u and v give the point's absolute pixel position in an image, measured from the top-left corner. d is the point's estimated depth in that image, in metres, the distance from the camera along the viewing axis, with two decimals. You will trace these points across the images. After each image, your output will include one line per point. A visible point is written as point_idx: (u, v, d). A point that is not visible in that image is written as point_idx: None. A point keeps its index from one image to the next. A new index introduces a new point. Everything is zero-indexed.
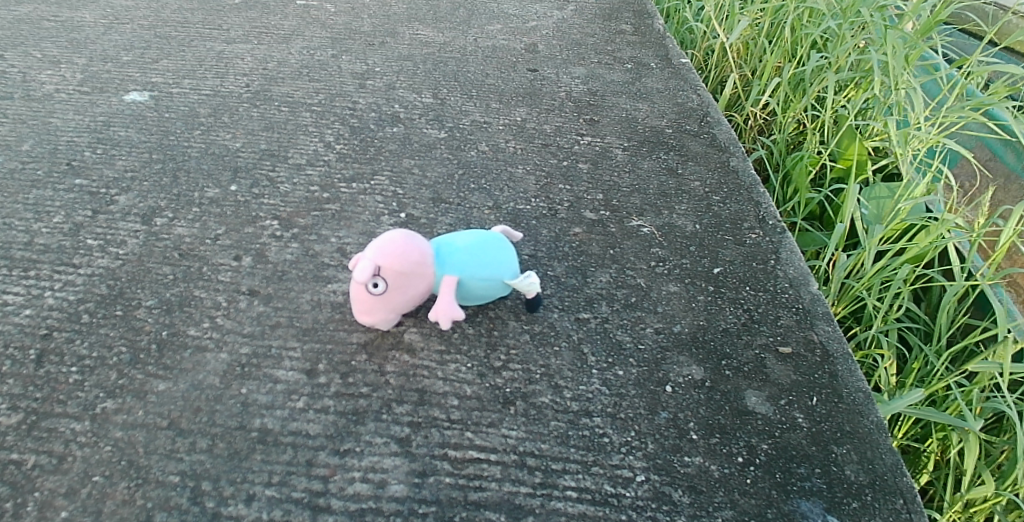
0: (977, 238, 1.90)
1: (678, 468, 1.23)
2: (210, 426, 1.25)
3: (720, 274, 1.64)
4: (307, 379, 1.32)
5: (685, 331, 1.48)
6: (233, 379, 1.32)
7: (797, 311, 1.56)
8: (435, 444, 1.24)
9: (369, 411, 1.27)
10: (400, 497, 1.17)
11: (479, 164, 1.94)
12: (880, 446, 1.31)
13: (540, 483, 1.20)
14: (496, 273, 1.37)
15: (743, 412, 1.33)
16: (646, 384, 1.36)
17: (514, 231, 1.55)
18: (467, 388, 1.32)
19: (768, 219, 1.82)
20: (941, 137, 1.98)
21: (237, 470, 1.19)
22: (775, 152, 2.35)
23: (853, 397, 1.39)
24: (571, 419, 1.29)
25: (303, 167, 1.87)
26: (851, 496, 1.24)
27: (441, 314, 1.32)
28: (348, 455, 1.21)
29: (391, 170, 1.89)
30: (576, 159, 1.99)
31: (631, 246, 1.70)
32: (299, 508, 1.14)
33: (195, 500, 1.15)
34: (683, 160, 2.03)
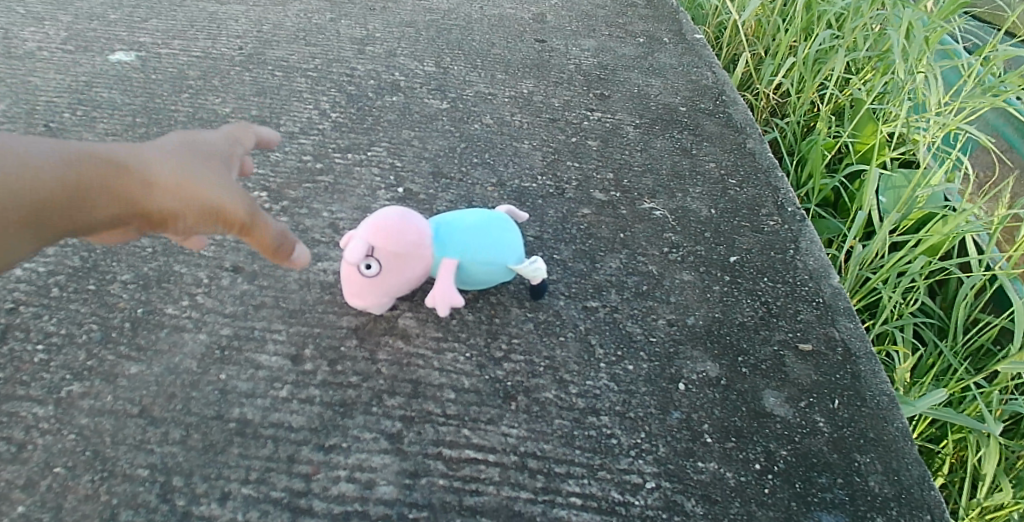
0: (998, 230, 1.82)
1: (691, 475, 1.14)
2: (185, 415, 1.15)
3: (736, 263, 1.54)
4: (291, 366, 1.22)
5: (699, 323, 1.38)
6: (212, 364, 1.22)
7: (817, 306, 1.46)
8: (428, 442, 1.14)
9: (357, 403, 1.17)
10: (389, 499, 1.07)
11: (483, 138, 1.82)
12: (908, 456, 1.21)
13: (541, 488, 1.10)
14: (499, 257, 1.26)
15: (762, 414, 1.23)
16: (658, 381, 1.26)
17: (520, 212, 1.44)
18: (464, 380, 1.22)
19: (787, 205, 1.72)
20: (961, 125, 1.89)
21: (211, 464, 1.09)
22: (788, 135, 2.24)
23: (878, 400, 1.29)
24: (576, 417, 1.19)
25: (296, 136, 1.76)
26: (876, 510, 1.14)
27: (439, 299, 1.23)
28: (334, 451, 1.11)
29: (390, 141, 1.77)
30: (585, 135, 1.87)
31: (642, 230, 1.59)
32: (276, 510, 1.04)
33: (165, 497, 1.05)
34: (697, 140, 1.91)
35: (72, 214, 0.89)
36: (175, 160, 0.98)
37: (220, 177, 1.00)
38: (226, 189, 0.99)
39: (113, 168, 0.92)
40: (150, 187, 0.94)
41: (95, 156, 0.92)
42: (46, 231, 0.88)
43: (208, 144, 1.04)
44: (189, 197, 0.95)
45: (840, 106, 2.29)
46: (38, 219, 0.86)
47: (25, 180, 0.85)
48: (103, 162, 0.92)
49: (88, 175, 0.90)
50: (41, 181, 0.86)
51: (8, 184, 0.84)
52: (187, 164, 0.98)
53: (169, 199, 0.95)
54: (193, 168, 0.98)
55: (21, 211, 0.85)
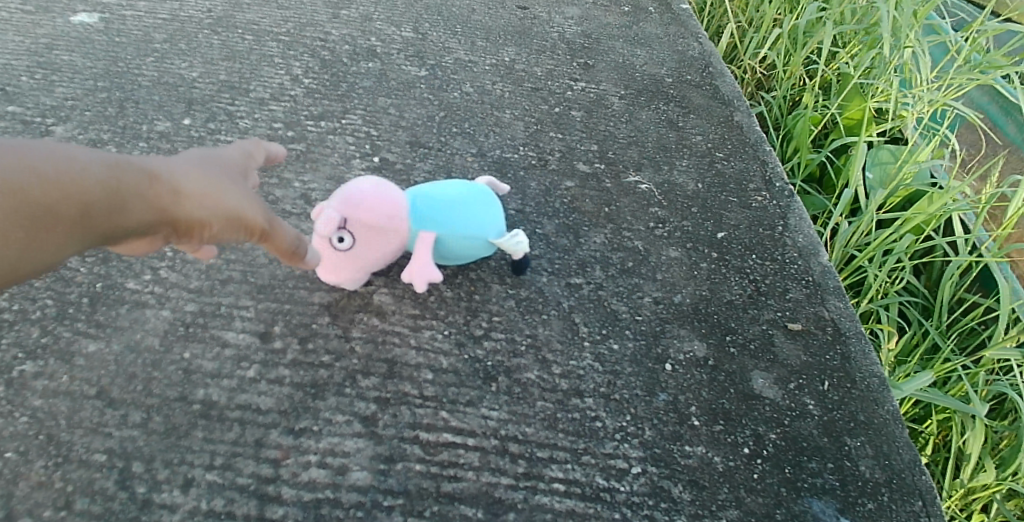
0: (985, 209, 1.80)
1: (678, 460, 1.10)
2: (146, 396, 1.08)
3: (724, 240, 1.49)
4: (260, 344, 1.16)
5: (686, 301, 1.34)
6: (175, 341, 1.15)
7: (807, 284, 1.42)
8: (404, 425, 1.08)
9: (330, 384, 1.12)
10: (363, 486, 1.02)
11: (463, 107, 1.74)
12: (898, 440, 1.18)
13: (523, 473, 1.05)
14: (479, 231, 1.20)
15: (751, 397, 1.20)
16: (644, 361, 1.22)
17: (501, 184, 1.38)
18: (442, 360, 1.17)
19: (775, 180, 1.67)
20: (949, 102, 1.86)
21: (174, 449, 1.03)
22: (774, 109, 2.20)
23: (868, 382, 1.26)
24: (559, 399, 1.14)
25: (266, 102, 1.68)
26: (866, 496, 1.11)
27: (416, 275, 1.17)
28: (304, 435, 1.06)
29: (366, 109, 1.70)
30: (568, 105, 1.80)
31: (628, 204, 1.54)
32: (243, 497, 0.99)
33: (124, 484, 0.99)
34: (683, 112, 1.85)
35: (116, 219, 0.76)
36: (194, 169, 0.88)
37: (237, 188, 0.92)
38: (244, 199, 0.92)
39: (146, 173, 0.81)
40: (183, 194, 0.84)
41: (127, 161, 0.80)
42: (85, 239, 0.74)
43: (212, 157, 0.96)
44: (220, 205, 0.87)
45: (826, 81, 2.25)
46: (84, 224, 0.73)
47: (77, 178, 0.72)
48: (137, 167, 0.80)
49: (131, 178, 0.78)
50: (90, 182, 0.74)
51: (61, 184, 0.71)
52: (207, 175, 0.89)
53: (204, 206, 0.85)
54: (213, 179, 0.90)
55: (70, 215, 0.72)
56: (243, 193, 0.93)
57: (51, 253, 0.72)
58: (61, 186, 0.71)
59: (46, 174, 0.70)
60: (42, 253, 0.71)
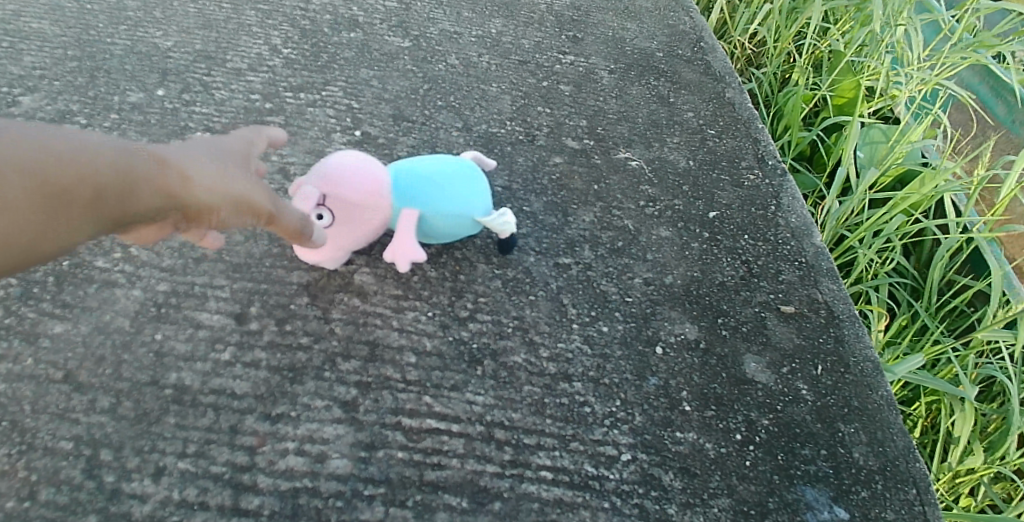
0: (977, 190, 1.77)
1: (669, 447, 1.07)
2: (115, 380, 1.03)
3: (716, 219, 1.46)
4: (235, 326, 1.11)
5: (678, 283, 1.30)
6: (146, 323, 1.10)
7: (800, 266, 1.39)
8: (386, 410, 1.05)
9: (308, 368, 1.07)
10: (343, 474, 0.98)
11: (448, 80, 1.68)
12: (892, 426, 1.16)
13: (509, 461, 1.02)
14: (464, 209, 1.15)
15: (743, 381, 1.17)
16: (634, 344, 1.19)
17: (486, 159, 1.33)
18: (426, 342, 1.13)
19: (767, 158, 1.64)
20: (942, 81, 1.83)
21: (145, 436, 0.98)
22: (764, 86, 2.16)
23: (861, 367, 1.24)
24: (547, 384, 1.11)
25: (243, 73, 1.61)
26: (860, 484, 1.09)
27: (399, 254, 1.13)
28: (281, 421, 1.01)
29: (347, 81, 1.63)
30: (557, 79, 1.75)
31: (618, 181, 1.50)
32: (217, 487, 0.95)
33: (92, 473, 0.94)
34: (674, 88, 1.80)
35: (127, 204, 0.72)
36: (201, 154, 0.84)
37: (244, 173, 0.88)
38: (250, 185, 0.88)
39: (157, 156, 0.76)
40: (195, 178, 0.79)
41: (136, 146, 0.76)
42: (97, 223, 0.70)
43: (214, 143, 0.91)
44: (228, 189, 0.83)
45: (818, 58, 2.21)
46: (97, 208, 0.69)
47: (87, 160, 0.68)
48: (147, 151, 0.76)
49: (142, 161, 0.74)
50: (101, 164, 0.69)
51: (72, 168, 0.67)
52: (214, 160, 0.85)
53: (213, 191, 0.81)
54: (223, 164, 0.86)
55: (82, 198, 0.68)
56: (253, 178, 0.89)
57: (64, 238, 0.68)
58: (73, 168, 0.67)
59: (58, 156, 0.66)
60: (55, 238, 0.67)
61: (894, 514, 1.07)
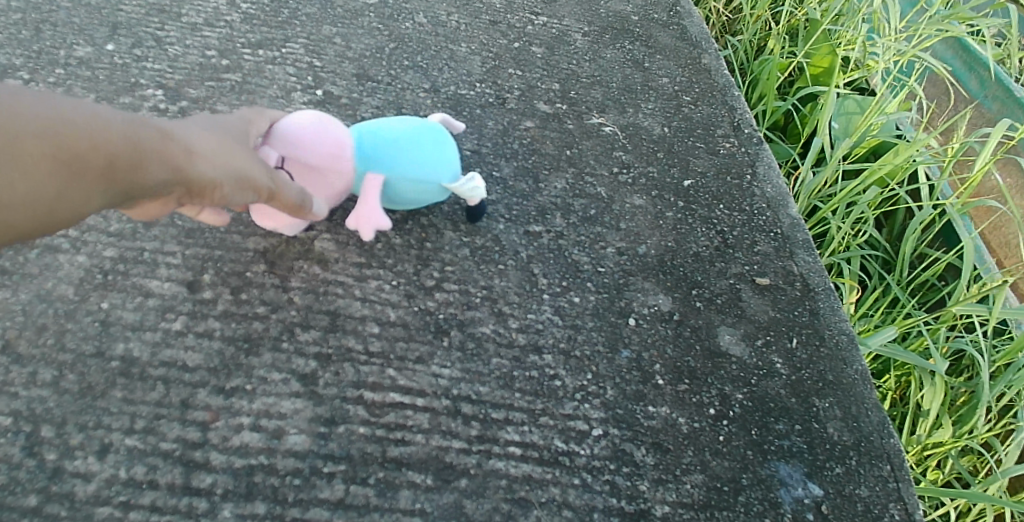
0: (950, 163, 1.76)
1: (641, 421, 1.04)
2: (57, 352, 0.97)
3: (691, 188, 1.42)
4: (187, 294, 1.05)
5: (651, 253, 1.27)
6: (91, 290, 1.03)
7: (775, 237, 1.37)
8: (347, 384, 1.00)
9: (265, 338, 1.02)
10: (301, 451, 0.94)
11: (416, 38, 1.61)
12: (866, 400, 1.15)
13: (476, 437, 0.99)
14: (431, 174, 1.10)
15: (717, 354, 1.15)
16: (606, 315, 1.15)
17: (455, 123, 1.27)
18: (390, 312, 1.08)
19: (743, 126, 1.60)
20: (917, 52, 1.81)
21: (90, 411, 0.93)
22: (740, 54, 2.13)
23: (836, 340, 1.22)
24: (516, 356, 1.07)
25: (199, 28, 1.52)
26: (834, 460, 1.08)
27: (363, 221, 1.07)
28: (236, 395, 0.96)
29: (309, 38, 1.55)
30: (529, 41, 1.68)
31: (591, 147, 1.45)
32: (167, 464, 0.90)
33: (31, 450, 0.89)
34: (650, 52, 1.75)
35: (136, 175, 0.71)
36: (204, 131, 0.83)
37: (247, 152, 0.87)
38: (253, 163, 0.87)
39: (164, 129, 0.75)
40: (201, 154, 0.79)
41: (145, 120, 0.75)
42: (106, 193, 0.69)
43: (216, 120, 0.90)
44: (232, 167, 0.83)
45: (794, 26, 2.18)
46: (108, 178, 0.68)
47: (101, 129, 0.67)
48: (156, 125, 0.75)
49: (154, 134, 0.73)
50: (116, 135, 0.69)
51: (87, 134, 0.66)
52: (217, 139, 0.84)
53: (217, 168, 0.80)
54: (224, 141, 0.85)
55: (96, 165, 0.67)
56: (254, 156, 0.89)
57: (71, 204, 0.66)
58: (88, 134, 0.66)
59: (76, 122, 0.65)
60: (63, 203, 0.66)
61: (868, 490, 1.06)
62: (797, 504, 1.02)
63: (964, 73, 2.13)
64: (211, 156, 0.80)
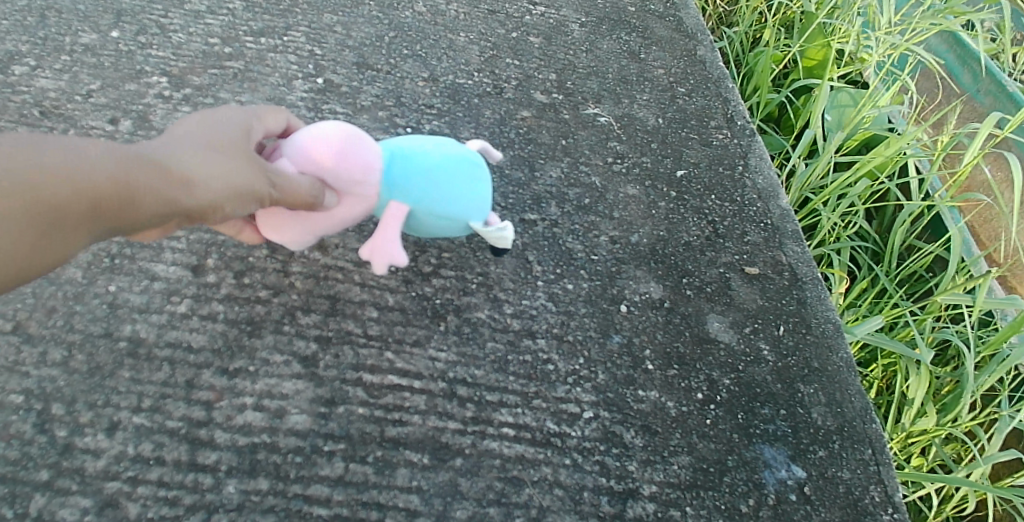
0: (941, 157, 1.79)
1: (631, 405, 1.08)
2: (66, 333, 1.00)
3: (683, 178, 1.45)
4: (191, 277, 1.08)
5: (644, 242, 1.30)
6: (98, 273, 1.06)
7: (765, 227, 1.40)
8: (347, 366, 1.03)
9: (267, 321, 1.05)
10: (302, 430, 0.97)
11: (415, 27, 1.63)
12: (850, 387, 1.19)
13: (471, 418, 1.02)
14: (459, 212, 1.04)
15: (705, 340, 1.18)
16: (598, 302, 1.19)
17: (493, 151, 1.18)
18: (388, 297, 1.11)
19: (737, 118, 1.63)
20: (911, 46, 1.83)
21: (99, 390, 0.96)
22: (735, 46, 2.16)
23: (822, 328, 1.26)
24: (510, 340, 1.11)
25: (202, 15, 1.54)
26: (817, 444, 1.12)
27: (377, 253, 1.03)
28: (240, 376, 1.00)
29: (310, 26, 1.57)
30: (527, 31, 1.70)
31: (587, 137, 1.48)
32: (173, 442, 0.93)
33: (43, 427, 0.92)
34: (646, 43, 1.78)
35: (122, 213, 0.75)
36: (200, 148, 0.85)
37: (250, 158, 0.87)
38: (259, 172, 0.87)
39: (151, 163, 0.79)
40: (190, 181, 0.81)
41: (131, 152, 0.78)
42: (94, 233, 0.74)
43: (234, 124, 0.91)
44: (227, 182, 0.84)
45: (790, 18, 2.21)
46: (87, 218, 0.73)
47: (76, 179, 0.72)
48: (140, 160, 0.78)
49: (132, 169, 0.76)
50: (90, 181, 0.73)
51: (62, 186, 0.71)
52: (215, 152, 0.85)
53: (208, 189, 0.82)
54: (230, 154, 0.86)
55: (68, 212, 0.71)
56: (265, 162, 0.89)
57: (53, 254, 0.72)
58: (53, 187, 0.70)
59: (44, 176, 0.70)
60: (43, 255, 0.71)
61: (849, 473, 1.10)
62: (780, 485, 1.06)
63: (956, 67, 2.16)
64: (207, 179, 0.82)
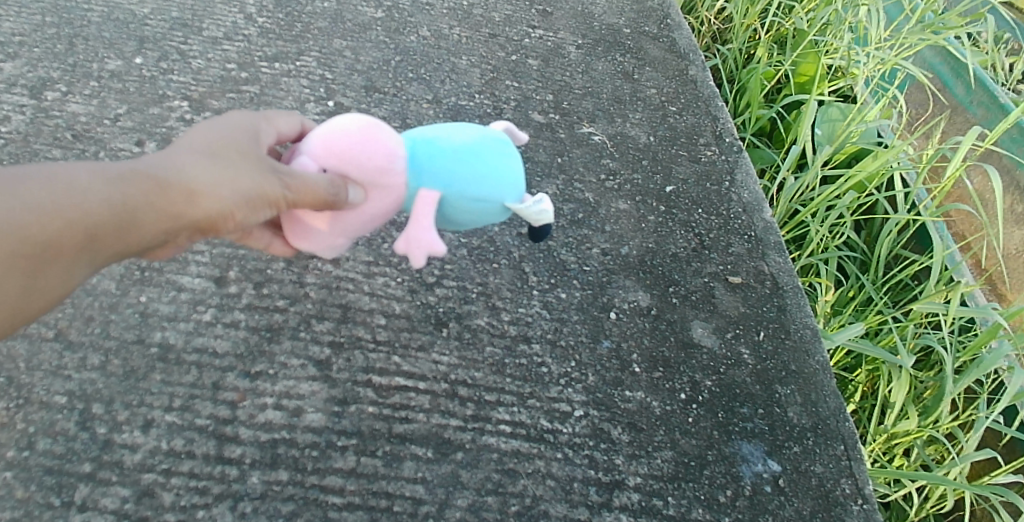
0: (927, 169, 1.86)
1: (618, 404, 1.17)
2: (103, 340, 1.10)
3: (672, 193, 1.55)
4: (215, 289, 1.18)
5: (633, 253, 1.39)
6: (131, 285, 1.16)
7: (748, 239, 1.49)
8: (357, 369, 1.13)
9: (284, 328, 1.15)
10: (318, 427, 1.07)
11: (420, 51, 1.74)
12: (825, 388, 1.28)
13: (471, 416, 1.12)
14: (492, 192, 0.94)
15: (689, 345, 1.27)
16: (589, 309, 1.28)
17: (520, 132, 1.06)
18: (395, 306, 1.21)
19: (725, 135, 1.72)
20: (898, 62, 1.91)
21: (134, 391, 1.06)
22: (729, 63, 2.25)
23: (801, 334, 1.35)
24: (508, 345, 1.20)
25: (219, 42, 1.65)
26: (793, 440, 1.20)
27: (414, 245, 0.92)
28: (260, 378, 1.09)
29: (321, 51, 1.68)
30: (525, 53, 1.81)
31: (581, 155, 1.58)
32: (202, 438, 1.03)
33: (85, 425, 1.02)
34: (639, 64, 1.88)
35: (123, 235, 0.82)
36: (203, 158, 0.89)
37: (257, 163, 0.90)
38: (269, 176, 0.89)
39: (152, 184, 0.85)
40: (192, 196, 0.86)
41: (132, 175, 0.84)
42: (100, 256, 0.82)
43: (240, 133, 0.95)
44: (234, 189, 0.88)
45: (783, 35, 2.30)
46: (89, 244, 0.80)
47: (73, 209, 0.79)
48: (141, 181, 0.84)
49: (129, 191, 0.83)
50: (86, 211, 0.79)
51: (61, 218, 0.78)
52: (222, 162, 0.89)
53: (215, 201, 0.87)
54: (237, 163, 0.90)
55: (67, 243, 0.79)
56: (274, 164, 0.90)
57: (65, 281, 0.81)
58: (51, 220, 0.78)
59: (43, 211, 0.77)
60: (54, 284, 0.80)
61: (822, 467, 1.19)
62: (756, 478, 1.14)
63: (951, 78, 2.25)
64: (212, 192, 0.87)
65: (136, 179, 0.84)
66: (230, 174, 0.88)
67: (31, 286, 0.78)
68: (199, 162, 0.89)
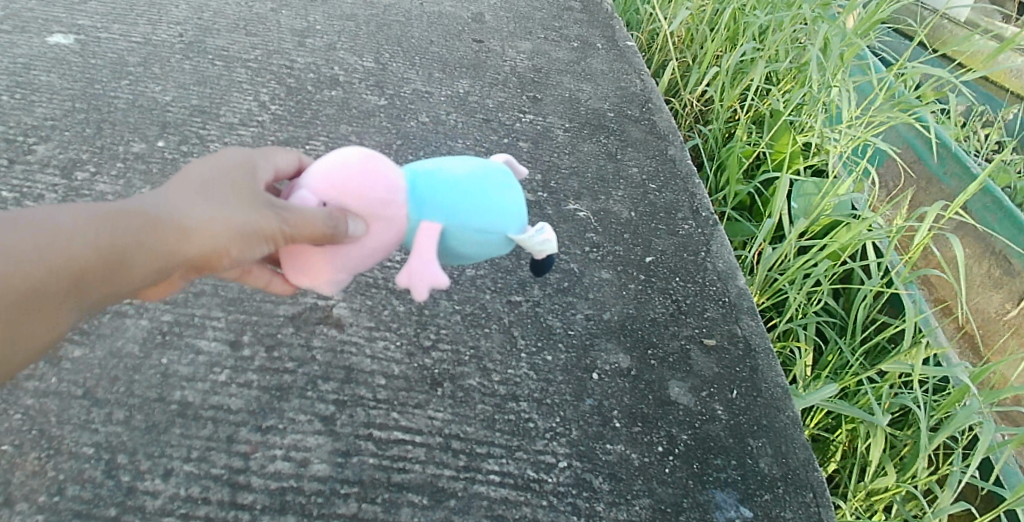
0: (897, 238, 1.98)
1: (600, 456, 1.27)
2: (128, 397, 1.21)
3: (651, 263, 1.68)
4: (230, 351, 1.30)
5: (615, 318, 1.51)
6: (153, 347, 1.28)
7: (723, 304, 1.61)
8: (359, 424, 1.23)
9: (293, 387, 1.26)
10: (323, 476, 1.16)
11: (419, 135, 1.91)
12: (794, 441, 1.37)
13: (463, 466, 1.21)
14: (491, 221, 1.06)
15: (666, 402, 1.38)
16: (574, 370, 1.39)
17: (519, 164, 1.20)
18: (394, 367, 1.32)
19: (701, 210, 1.87)
20: (867, 137, 2.06)
21: (155, 443, 1.16)
22: (710, 141, 2.42)
23: (771, 391, 1.45)
24: (497, 403, 1.31)
25: (235, 127, 1.82)
26: (763, 488, 1.29)
27: (416, 277, 1.02)
28: (271, 432, 1.20)
29: (328, 135, 1.85)
30: (516, 137, 1.98)
31: (566, 229, 1.72)
32: (217, 485, 1.12)
33: (110, 473, 1.12)
34: (621, 145, 2.04)
35: (114, 274, 0.96)
36: (198, 197, 1.01)
37: (253, 200, 1.01)
38: (264, 214, 0.99)
39: (145, 227, 0.98)
40: (182, 236, 0.98)
41: (129, 218, 0.98)
42: (95, 293, 0.96)
43: (239, 170, 1.05)
44: (228, 229, 0.99)
45: (761, 114, 2.47)
46: (85, 282, 0.94)
47: (68, 253, 0.93)
48: (136, 224, 0.97)
49: (123, 234, 0.96)
50: (79, 256, 0.93)
51: (55, 262, 0.92)
52: (216, 203, 1.00)
53: (210, 238, 0.98)
54: (231, 202, 1.01)
55: (62, 286, 0.92)
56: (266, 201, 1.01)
57: (62, 320, 0.94)
58: (48, 263, 0.91)
59: (41, 256, 0.91)
60: (55, 318, 0.94)
61: (791, 513, 1.27)
62: None
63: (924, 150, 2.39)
64: (204, 230, 0.98)
65: (133, 221, 0.97)
66: (223, 213, 0.99)
67: (32, 322, 0.92)
68: (196, 203, 1.00)
